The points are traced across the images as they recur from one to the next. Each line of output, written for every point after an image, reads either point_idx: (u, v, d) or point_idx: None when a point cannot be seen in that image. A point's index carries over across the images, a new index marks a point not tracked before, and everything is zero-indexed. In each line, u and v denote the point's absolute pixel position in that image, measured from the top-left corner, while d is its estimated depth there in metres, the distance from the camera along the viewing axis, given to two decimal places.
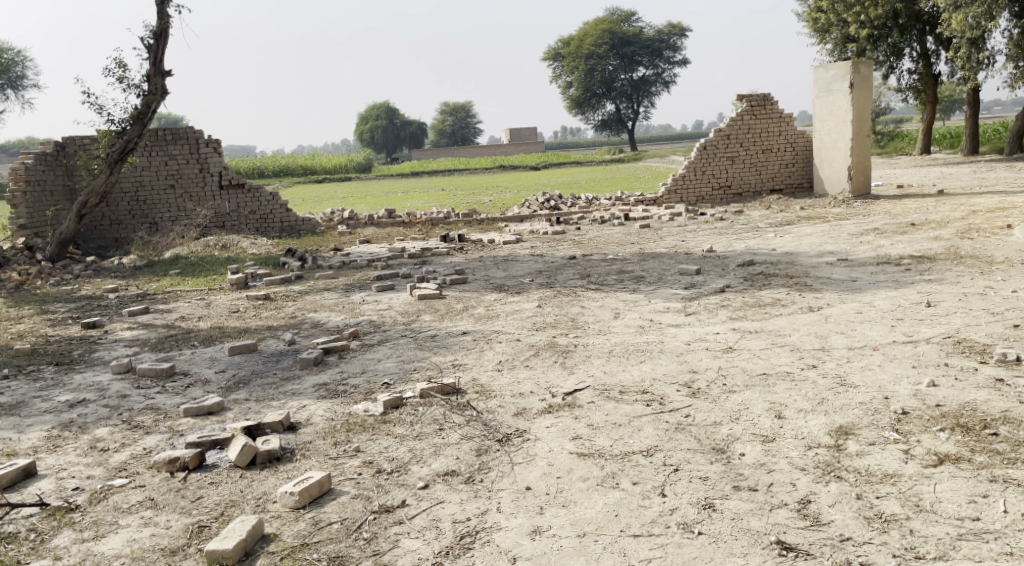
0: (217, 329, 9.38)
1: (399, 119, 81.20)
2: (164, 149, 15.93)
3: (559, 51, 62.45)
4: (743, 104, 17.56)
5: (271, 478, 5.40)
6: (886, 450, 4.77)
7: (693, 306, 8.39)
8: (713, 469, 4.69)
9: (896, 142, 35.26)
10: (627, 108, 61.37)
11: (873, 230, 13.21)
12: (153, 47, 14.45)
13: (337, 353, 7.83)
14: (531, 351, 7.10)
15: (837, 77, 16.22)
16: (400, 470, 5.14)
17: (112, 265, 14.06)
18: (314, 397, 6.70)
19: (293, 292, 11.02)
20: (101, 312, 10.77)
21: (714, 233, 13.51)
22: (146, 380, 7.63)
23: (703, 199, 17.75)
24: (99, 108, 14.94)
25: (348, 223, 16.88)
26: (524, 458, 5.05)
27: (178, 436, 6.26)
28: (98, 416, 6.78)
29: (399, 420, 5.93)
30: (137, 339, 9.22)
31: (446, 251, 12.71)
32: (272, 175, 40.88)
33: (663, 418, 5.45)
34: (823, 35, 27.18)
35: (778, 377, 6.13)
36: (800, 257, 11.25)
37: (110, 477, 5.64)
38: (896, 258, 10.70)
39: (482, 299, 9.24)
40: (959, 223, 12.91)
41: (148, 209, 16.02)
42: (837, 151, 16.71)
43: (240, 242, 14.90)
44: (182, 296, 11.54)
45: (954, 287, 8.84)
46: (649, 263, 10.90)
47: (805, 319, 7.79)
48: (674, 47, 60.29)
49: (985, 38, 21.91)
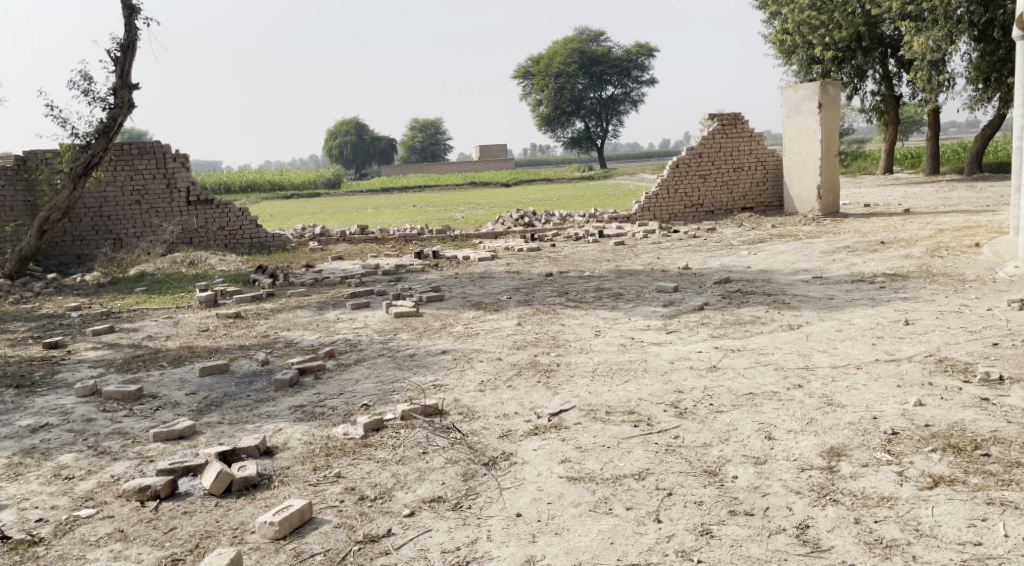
0: (186, 349, 9.13)
1: (367, 135, 80.98)
2: (129, 164, 15.61)
3: (528, 69, 62.69)
4: (714, 123, 17.67)
5: (248, 507, 5.21)
6: (880, 472, 4.72)
7: (673, 324, 8.33)
8: (707, 493, 4.60)
9: (860, 161, 35.80)
10: (596, 127, 61.74)
11: (844, 248, 13.31)
12: (120, 60, 14.18)
13: (312, 373, 7.64)
14: (513, 371, 6.97)
15: (806, 97, 16.38)
16: (384, 497, 4.98)
17: (74, 282, 13.71)
18: (290, 420, 6.50)
19: (264, 310, 10.79)
20: (64, 331, 10.46)
21: (689, 251, 13.52)
22: (112, 403, 7.37)
23: (676, 216, 17.80)
24: (62, 122, 14.60)
25: (319, 239, 16.66)
26: (513, 483, 4.92)
27: (147, 463, 6.04)
28: (62, 442, 6.53)
29: (380, 443, 5.77)
30: (102, 360, 8.95)
31: (421, 267, 12.56)
32: (238, 190, 40.47)
33: (653, 439, 5.35)
34: (788, 56, 27.52)
35: (765, 397, 6.05)
36: (775, 275, 11.27)
37: (76, 507, 5.40)
38: (870, 276, 10.76)
39: (460, 317, 9.10)
40: (928, 242, 13.05)
41: (112, 225, 15.65)
42: (807, 170, 16.84)
43: (209, 259, 14.64)
44: (148, 314, 11.24)
45: (930, 304, 8.88)
46: (627, 280, 10.84)
47: (786, 336, 7.76)
48: (643, 66, 60.80)
49: (946, 62, 22.28)
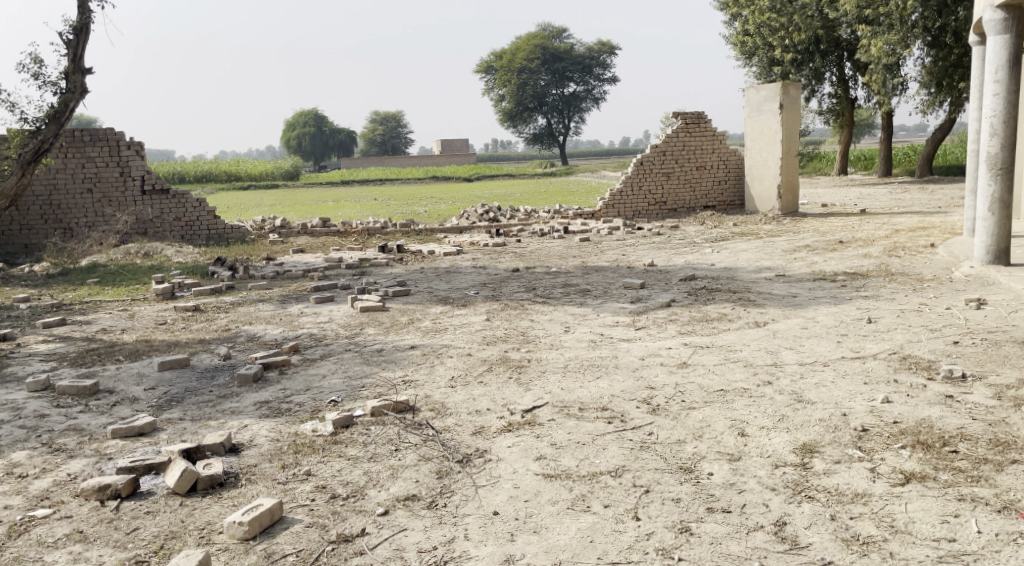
0: (143, 342, 8.92)
1: (326, 127, 80.14)
2: (81, 151, 15.23)
3: (491, 64, 62.58)
4: (678, 121, 17.79)
5: (214, 507, 5.10)
6: (852, 469, 4.77)
7: (641, 320, 8.35)
8: (683, 490, 4.61)
9: (816, 162, 36.33)
10: (558, 123, 61.78)
11: (804, 246, 13.48)
12: (73, 43, 13.80)
13: (277, 369, 7.51)
14: (484, 366, 6.92)
15: (768, 98, 16.53)
16: (357, 495, 4.91)
17: (23, 273, 13.31)
18: (256, 416, 6.38)
19: (224, 303, 10.59)
20: (12, 324, 10.14)
21: (654, 247, 13.59)
22: (66, 398, 7.16)
23: (639, 214, 17.91)
24: (11, 106, 14.16)
25: (280, 232, 16.40)
26: (488, 481, 4.88)
27: (106, 460, 5.88)
28: (14, 439, 6.32)
29: (350, 440, 5.69)
30: (55, 353, 8.69)
31: (386, 262, 12.43)
32: (194, 180, 39.89)
33: (627, 436, 5.34)
34: (749, 57, 27.84)
35: (736, 393, 6.08)
36: (740, 272, 11.37)
37: (31, 507, 5.24)
38: (831, 275, 10.91)
39: (428, 312, 9.02)
40: (885, 241, 13.28)
41: (62, 214, 15.23)
42: (767, 170, 17.02)
43: (165, 251, 14.34)
44: (102, 306, 10.96)
45: (891, 303, 9.02)
46: (593, 276, 10.85)
47: (753, 334, 7.82)
48: (604, 64, 60.97)
49: (900, 66, 22.67)
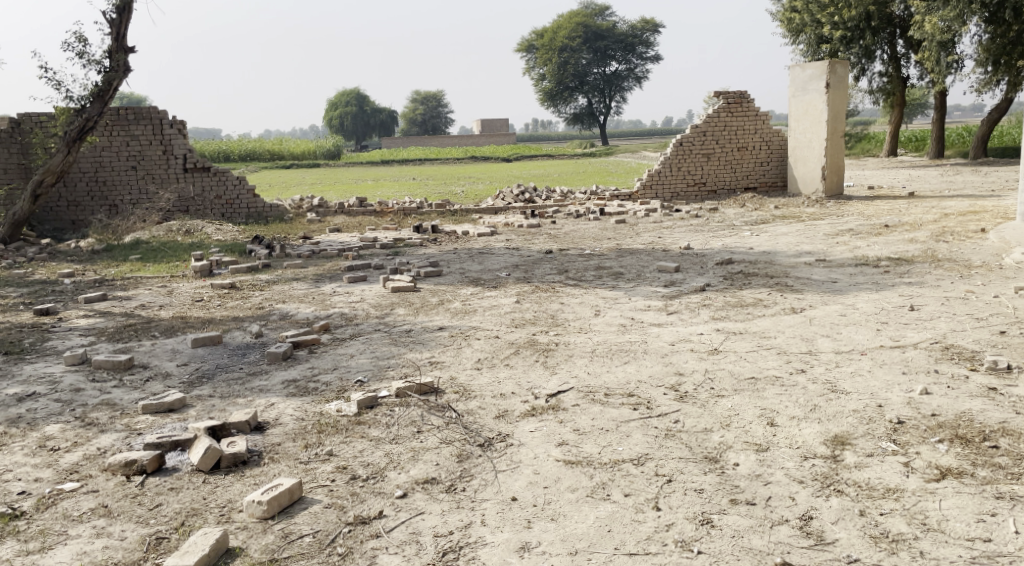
0: (179, 319, 8.98)
1: (367, 106, 80.42)
2: (125, 130, 15.40)
3: (532, 42, 62.21)
4: (719, 101, 17.45)
5: (237, 485, 5.10)
6: (885, 463, 4.60)
7: (674, 305, 8.20)
8: (707, 481, 4.49)
9: (864, 143, 35.44)
10: (599, 102, 61.19)
11: (848, 230, 13.14)
12: (116, 22, 13.91)
13: (307, 347, 7.51)
14: (511, 349, 6.84)
15: (814, 76, 16.12)
16: (377, 477, 4.87)
17: (68, 249, 13.54)
18: (283, 395, 6.38)
19: (260, 281, 10.64)
20: (56, 298, 10.31)
21: (691, 230, 13.37)
22: (102, 372, 7.25)
23: (678, 195, 17.64)
24: (57, 84, 14.35)
25: (318, 211, 16.45)
26: (509, 466, 4.81)
27: (135, 435, 5.92)
28: (49, 412, 6.40)
29: (373, 421, 5.65)
30: (94, 328, 8.80)
31: (419, 242, 12.41)
32: (238, 159, 40.20)
33: (652, 423, 5.23)
34: (796, 35, 27.20)
35: (767, 382, 5.92)
36: (778, 256, 11.12)
37: (60, 480, 5.29)
38: (874, 260, 10.59)
39: (458, 293, 8.96)
40: (933, 226, 12.88)
41: (107, 191, 15.46)
42: (812, 151, 16.61)
43: (205, 228, 14.46)
44: (142, 283, 11.09)
45: (936, 290, 8.74)
46: (627, 259, 10.70)
47: (789, 320, 7.62)
48: (647, 42, 60.24)
49: (956, 43, 21.92)
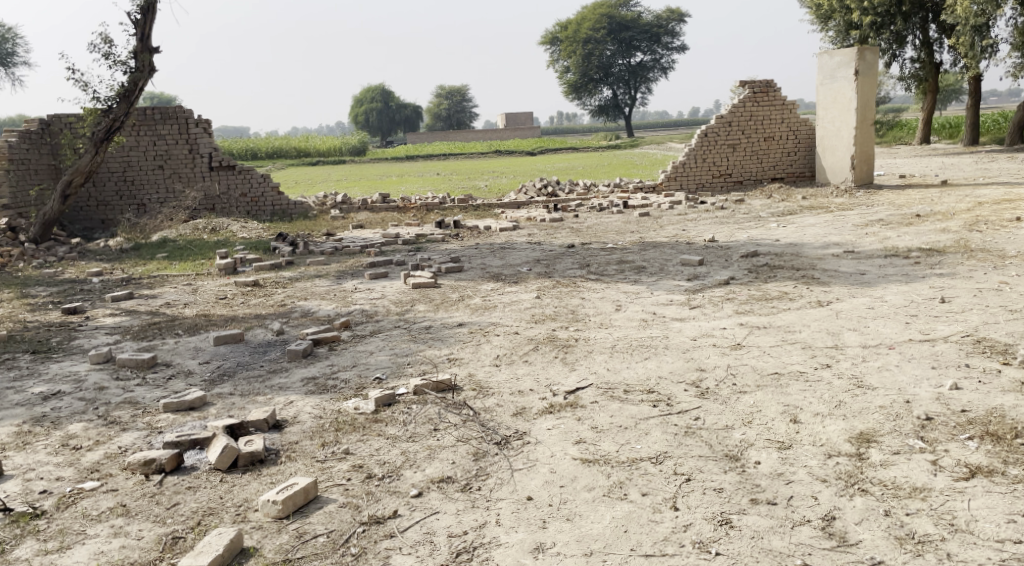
0: (203, 317, 9.01)
1: (393, 102, 80.59)
2: (152, 129, 15.51)
3: (556, 35, 61.93)
4: (745, 90, 17.21)
5: (254, 483, 5.08)
6: (912, 461, 4.47)
7: (697, 299, 8.07)
8: (727, 479, 4.39)
9: (896, 131, 34.86)
10: (624, 94, 60.82)
11: (878, 221, 12.90)
12: (140, 23, 14.00)
13: (327, 344, 7.49)
14: (530, 346, 6.76)
15: (842, 64, 15.81)
16: (392, 476, 4.83)
17: (97, 248, 13.68)
18: (302, 393, 6.36)
19: (283, 278, 10.66)
20: (83, 297, 10.39)
21: (716, 222, 13.19)
22: (125, 371, 7.27)
23: (703, 187, 17.45)
24: (84, 85, 14.46)
25: (342, 207, 16.47)
26: (525, 464, 4.74)
27: (155, 434, 5.93)
28: (72, 411, 6.43)
29: (391, 419, 5.60)
30: (119, 326, 8.86)
31: (442, 237, 12.36)
32: (265, 156, 40.45)
33: (672, 421, 5.13)
34: (825, 22, 26.77)
35: (791, 377, 5.80)
36: (805, 248, 10.93)
37: (80, 479, 5.30)
38: (904, 251, 10.38)
39: (479, 288, 8.90)
40: (966, 215, 12.60)
41: (135, 190, 15.59)
42: (840, 140, 16.33)
43: (230, 226, 14.52)
44: (168, 281, 11.15)
45: (968, 281, 8.53)
46: (650, 253, 10.57)
47: (815, 314, 7.47)
48: (673, 32, 59.69)
49: (990, 26, 21.43)
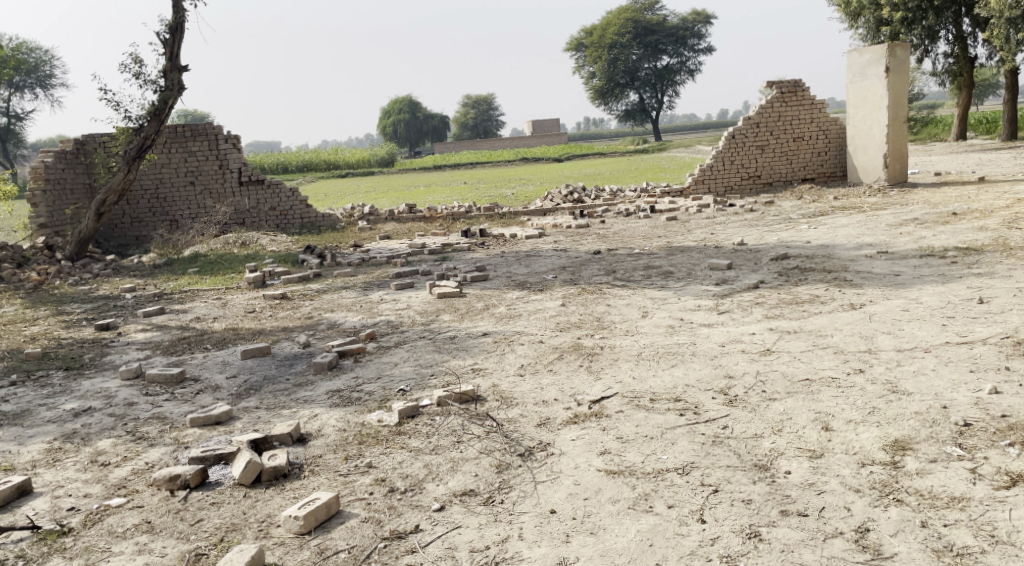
0: (231, 331, 9.04)
1: (421, 112, 80.95)
2: (183, 146, 15.66)
3: (582, 41, 61.85)
4: (773, 91, 17.00)
5: (277, 498, 5.05)
6: (950, 469, 4.32)
7: (725, 304, 7.93)
8: (757, 490, 4.27)
9: (931, 128, 34.27)
10: (651, 98, 60.55)
11: (912, 220, 12.63)
12: (169, 42, 14.14)
13: (352, 356, 7.45)
14: (555, 354, 6.68)
15: (872, 61, 15.55)
16: (415, 489, 4.76)
17: (131, 264, 13.83)
18: (326, 405, 6.32)
19: (311, 291, 10.67)
20: (116, 313, 10.48)
21: (745, 225, 13.01)
22: (155, 386, 7.30)
23: (732, 189, 17.26)
24: (116, 105, 14.64)
25: (369, 218, 16.51)
26: (549, 476, 4.65)
27: (182, 449, 5.92)
28: (102, 427, 6.45)
29: (414, 431, 5.54)
30: (150, 342, 8.91)
31: (467, 246, 12.32)
32: (295, 170, 40.83)
33: (699, 430, 5.01)
34: (854, 19, 26.40)
35: (823, 383, 5.65)
36: (837, 250, 10.72)
37: (107, 496, 5.30)
38: (940, 251, 10.13)
39: (504, 297, 8.83)
40: (1005, 212, 12.28)
41: (168, 207, 15.76)
42: (872, 139, 16.05)
43: (260, 239, 14.60)
44: (198, 295, 11.23)
45: (1007, 280, 8.29)
46: (678, 257, 10.43)
47: (847, 317, 7.30)
48: (699, 34, 59.24)
49: None
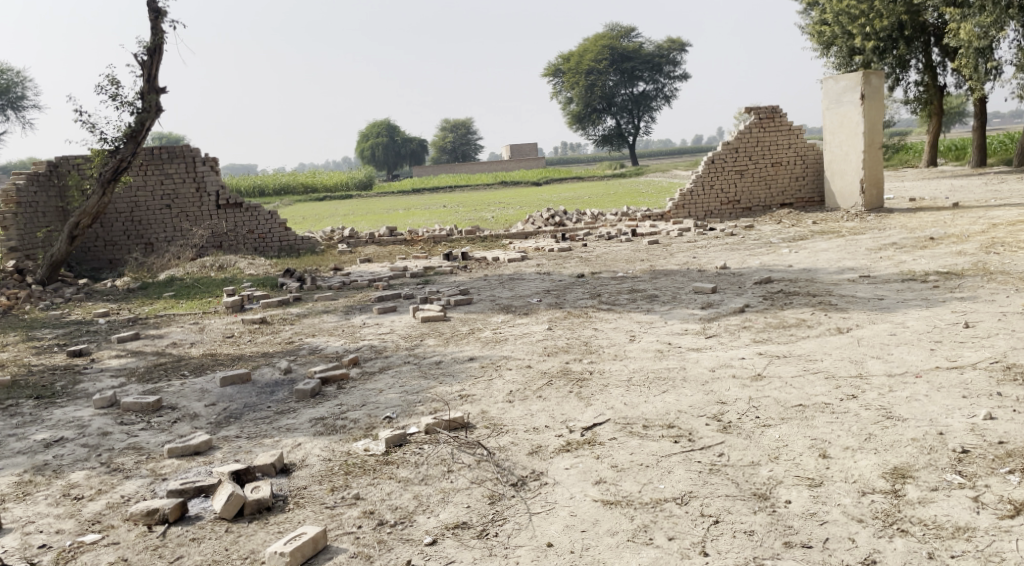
0: (209, 357, 8.84)
1: (399, 136, 81.05)
2: (159, 168, 15.46)
3: (558, 67, 62.27)
4: (751, 116, 17.14)
5: (260, 533, 4.88)
6: (952, 498, 4.28)
7: (712, 328, 7.88)
8: (758, 521, 4.20)
9: (902, 155, 34.79)
10: (628, 124, 61.01)
11: (891, 244, 12.70)
12: (147, 64, 13.98)
13: (335, 383, 7.29)
14: (544, 380, 6.56)
15: (847, 88, 15.71)
16: (405, 522, 4.61)
17: (104, 288, 13.57)
18: (310, 434, 6.16)
19: (290, 315, 10.50)
20: (90, 339, 10.24)
21: (726, 249, 13.03)
22: (131, 415, 7.09)
23: (712, 214, 17.31)
24: (91, 127, 14.42)
25: (348, 241, 16.36)
26: (543, 508, 4.53)
27: (159, 481, 5.73)
28: (75, 458, 6.24)
29: (402, 460, 5.40)
30: (125, 368, 8.68)
31: (450, 269, 12.22)
32: (272, 193, 40.57)
33: (695, 458, 4.92)
34: (827, 48, 26.74)
35: (816, 409, 5.58)
36: (819, 274, 10.74)
37: (81, 532, 5.10)
38: (921, 275, 10.17)
39: (489, 321, 8.72)
40: (982, 237, 12.39)
41: (143, 230, 15.51)
42: (849, 164, 16.19)
43: (238, 263, 14.41)
44: (175, 320, 11.01)
45: (990, 305, 8.31)
46: (661, 281, 10.40)
47: (835, 341, 7.27)
48: (675, 61, 59.86)
49: (994, 49, 21.33)
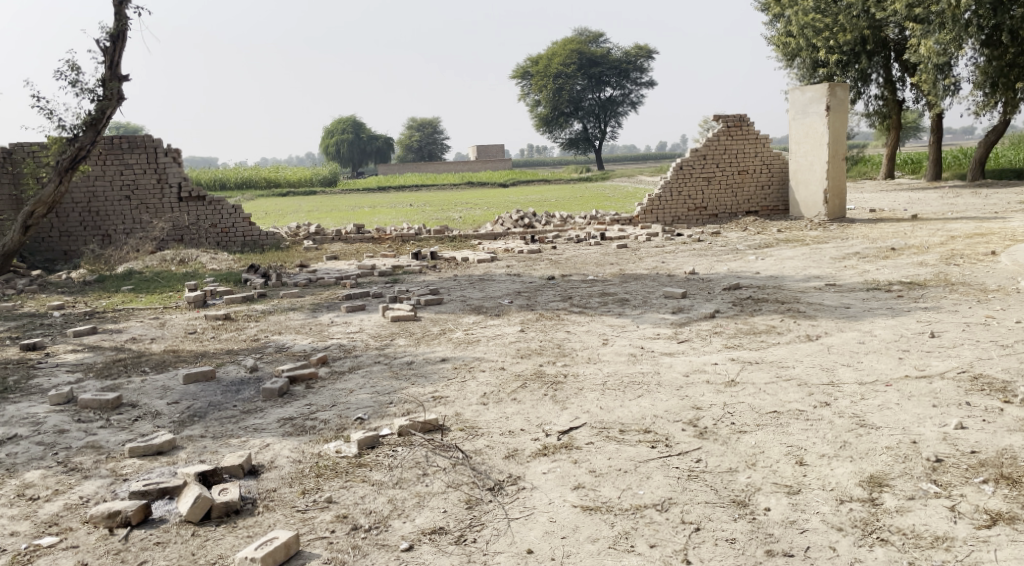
0: (171, 353, 8.63)
1: (364, 133, 80.45)
2: (119, 158, 15.10)
3: (526, 69, 62.36)
4: (719, 124, 17.26)
5: (228, 537, 4.74)
6: (929, 507, 4.31)
7: (684, 333, 7.89)
8: (739, 528, 4.20)
9: (861, 166, 35.39)
10: (594, 128, 61.28)
11: (854, 254, 12.87)
12: (109, 51, 13.66)
13: (304, 382, 7.15)
14: (518, 383, 6.50)
15: (814, 99, 15.91)
16: (380, 527, 4.52)
17: (59, 280, 13.21)
18: (278, 435, 6.02)
19: (255, 311, 10.32)
20: (44, 332, 9.94)
21: (694, 254, 13.11)
22: (89, 412, 6.88)
23: (679, 220, 17.40)
24: (49, 114, 14.04)
25: (314, 238, 16.16)
26: (522, 513, 4.48)
27: (120, 482, 5.56)
28: (30, 457, 6.03)
29: (376, 463, 5.30)
30: (81, 364, 8.43)
31: (419, 268, 12.12)
32: (234, 187, 40.04)
33: (672, 463, 4.90)
34: (792, 59, 27.11)
35: (791, 416, 5.59)
36: (787, 281, 10.83)
37: (37, 535, 4.91)
38: (885, 285, 10.29)
39: (460, 322, 8.65)
40: (941, 249, 12.61)
41: (100, 221, 15.14)
42: (813, 174, 16.39)
43: (199, 257, 14.14)
44: (134, 314, 10.76)
45: (954, 316, 8.43)
46: (631, 285, 10.41)
47: (806, 349, 7.31)
48: (642, 68, 60.28)
49: (952, 66, 21.68)
